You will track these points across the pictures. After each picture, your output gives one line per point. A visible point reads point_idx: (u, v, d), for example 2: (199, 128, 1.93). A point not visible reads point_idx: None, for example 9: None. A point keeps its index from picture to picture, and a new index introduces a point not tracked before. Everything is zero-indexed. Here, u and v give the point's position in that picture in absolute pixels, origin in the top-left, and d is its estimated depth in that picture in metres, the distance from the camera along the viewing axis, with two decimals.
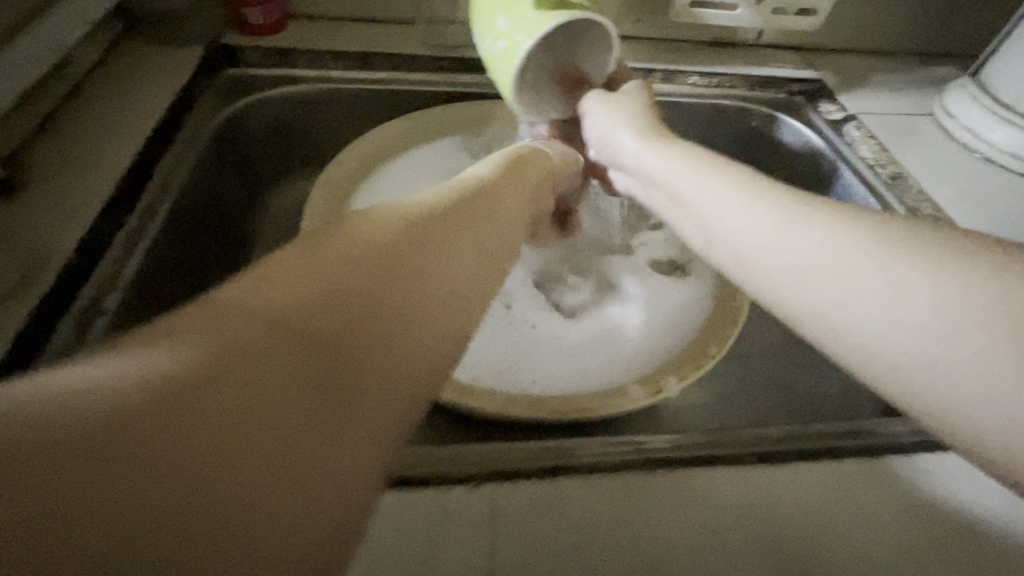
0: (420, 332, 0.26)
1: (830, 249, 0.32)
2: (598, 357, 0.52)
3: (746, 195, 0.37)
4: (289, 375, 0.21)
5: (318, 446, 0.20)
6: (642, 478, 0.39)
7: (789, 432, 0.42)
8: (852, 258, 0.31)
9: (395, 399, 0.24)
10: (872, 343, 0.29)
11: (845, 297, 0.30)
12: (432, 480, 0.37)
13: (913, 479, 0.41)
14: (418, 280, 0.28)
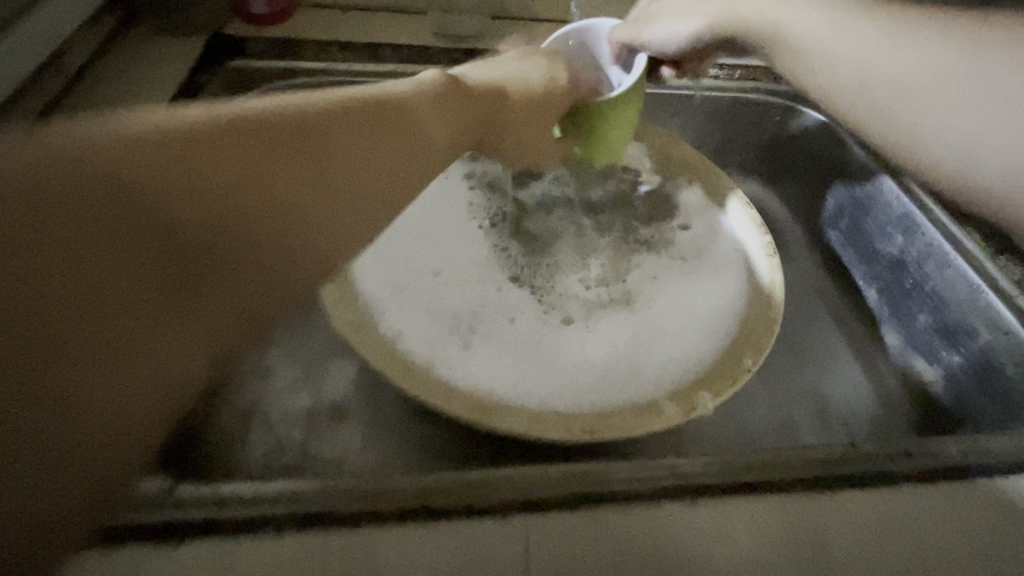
0: (318, 227, 0.28)
1: (954, 51, 0.31)
2: (623, 366, 0.48)
3: (846, 18, 0.36)
4: (105, 258, 0.22)
5: (144, 334, 0.23)
6: (681, 506, 0.36)
7: (834, 454, 0.40)
8: (975, 57, 0.30)
9: (285, 282, 0.27)
10: (939, 120, 0.32)
11: (976, 98, 0.30)
12: (458, 512, 0.35)
13: (970, 507, 0.38)
14: (324, 179, 0.29)
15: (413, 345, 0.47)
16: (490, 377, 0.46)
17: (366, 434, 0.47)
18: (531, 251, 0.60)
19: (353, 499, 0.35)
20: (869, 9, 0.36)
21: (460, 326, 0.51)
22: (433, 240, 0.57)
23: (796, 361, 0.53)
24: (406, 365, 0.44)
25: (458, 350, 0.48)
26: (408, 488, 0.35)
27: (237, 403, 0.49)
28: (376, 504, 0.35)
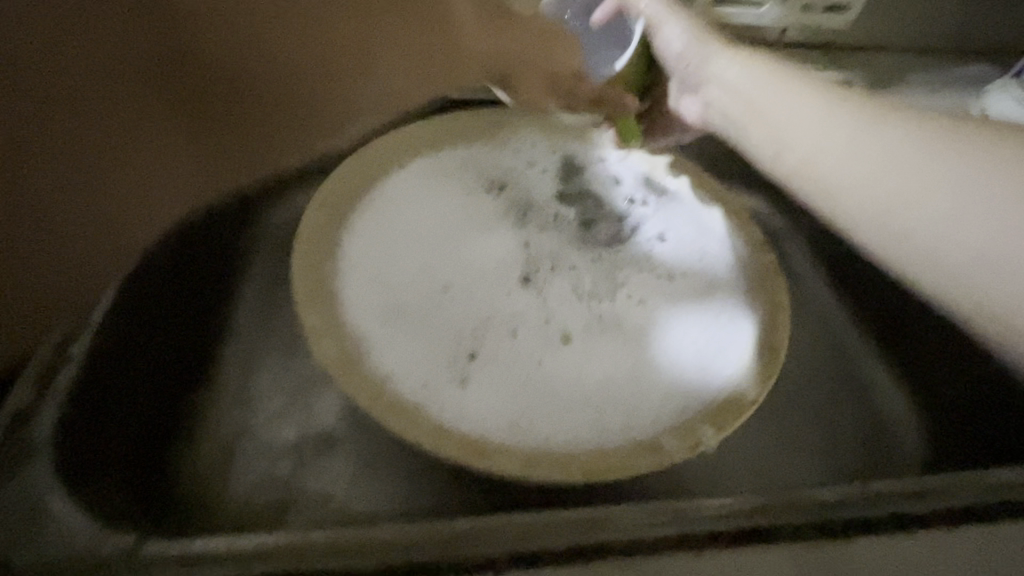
0: (274, 147, 0.34)
1: (900, 146, 0.37)
2: (623, 402, 0.46)
3: (833, 103, 0.40)
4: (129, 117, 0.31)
5: (142, 147, 0.32)
6: (688, 558, 0.34)
7: (849, 494, 0.37)
8: (908, 155, 0.37)
9: (247, 158, 0.35)
10: (928, 235, 0.36)
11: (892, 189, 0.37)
12: (448, 564, 0.33)
13: (995, 555, 0.36)
14: (267, 113, 0.33)
15: (405, 387, 0.44)
16: (486, 411, 0.44)
17: (355, 468, 0.45)
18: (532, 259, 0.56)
19: (334, 554, 0.33)
20: (838, 93, 0.41)
21: (457, 357, 0.48)
22: (441, 256, 0.54)
23: (809, 385, 0.50)
24: (393, 406, 0.42)
25: (455, 385, 0.45)
26: (394, 540, 0.33)
27: (220, 435, 0.46)
28: (361, 562, 0.33)
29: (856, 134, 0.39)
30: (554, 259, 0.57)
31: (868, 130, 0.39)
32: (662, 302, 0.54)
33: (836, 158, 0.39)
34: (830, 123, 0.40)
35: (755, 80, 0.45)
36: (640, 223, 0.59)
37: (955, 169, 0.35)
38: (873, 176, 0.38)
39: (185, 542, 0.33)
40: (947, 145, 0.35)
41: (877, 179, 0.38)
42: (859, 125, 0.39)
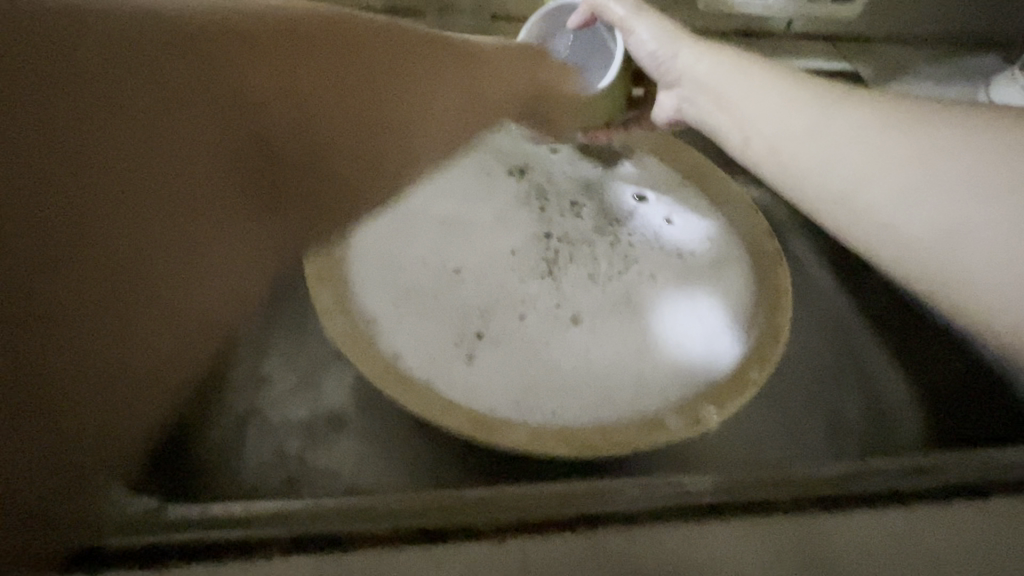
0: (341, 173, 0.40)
1: (833, 128, 0.43)
2: (627, 379, 0.47)
3: (791, 96, 0.46)
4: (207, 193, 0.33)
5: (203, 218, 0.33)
6: (689, 530, 0.35)
7: (845, 471, 0.39)
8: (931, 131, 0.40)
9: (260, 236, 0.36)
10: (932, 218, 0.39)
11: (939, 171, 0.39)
12: (455, 531, 0.34)
13: (991, 526, 0.37)
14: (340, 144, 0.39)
15: (413, 363, 0.45)
16: (493, 393, 0.45)
17: (365, 444, 0.46)
18: (542, 243, 0.57)
19: (348, 517, 0.34)
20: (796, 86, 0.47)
21: (465, 336, 0.49)
22: (451, 238, 0.55)
23: (811, 368, 0.51)
24: (401, 378, 0.42)
25: (462, 364, 0.47)
26: (405, 506, 0.35)
27: (233, 412, 0.48)
28: (372, 525, 0.34)
29: (815, 123, 0.45)
30: (563, 244, 0.57)
31: (833, 112, 0.44)
32: (664, 282, 0.54)
33: (797, 143, 0.45)
34: (798, 121, 0.45)
35: (729, 79, 0.50)
36: (644, 214, 0.60)
37: (926, 146, 0.40)
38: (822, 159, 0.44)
39: (205, 506, 0.34)
40: (909, 133, 0.40)
41: (838, 157, 0.43)
42: (822, 108, 0.45)
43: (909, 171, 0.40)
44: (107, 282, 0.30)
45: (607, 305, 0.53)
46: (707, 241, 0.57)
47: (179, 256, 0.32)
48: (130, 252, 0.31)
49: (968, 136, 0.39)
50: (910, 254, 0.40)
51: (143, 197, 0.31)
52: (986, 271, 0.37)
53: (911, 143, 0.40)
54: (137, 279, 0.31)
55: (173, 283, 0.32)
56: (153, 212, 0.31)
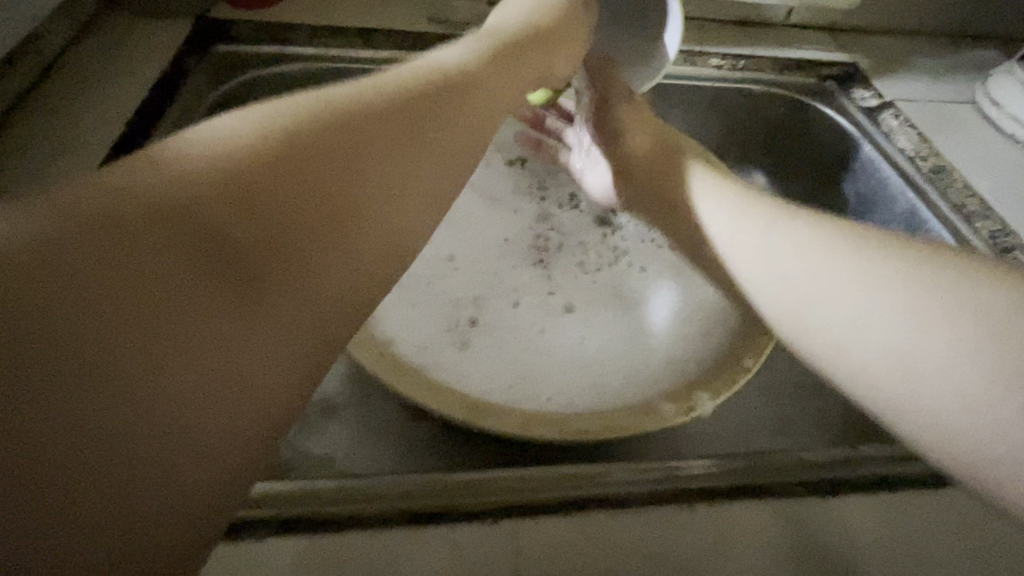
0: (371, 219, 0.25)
1: (735, 234, 0.38)
2: (619, 368, 0.47)
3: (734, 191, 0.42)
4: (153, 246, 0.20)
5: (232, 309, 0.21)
6: (677, 513, 0.35)
7: (836, 458, 0.38)
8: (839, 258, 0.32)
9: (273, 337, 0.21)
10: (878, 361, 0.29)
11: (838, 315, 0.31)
12: (446, 513, 0.34)
13: (972, 510, 0.38)
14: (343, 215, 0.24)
15: (407, 348, 0.45)
16: (488, 378, 0.45)
17: (356, 431, 0.46)
18: (535, 233, 0.57)
19: (339, 499, 0.34)
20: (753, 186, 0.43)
21: (457, 323, 0.49)
22: (449, 224, 0.55)
23: (804, 360, 0.51)
24: (395, 362, 0.42)
25: (456, 350, 0.47)
26: (395, 489, 0.34)
27: None
28: (361, 506, 0.34)
29: (767, 236, 0.36)
30: (557, 235, 0.57)
31: (778, 231, 0.36)
32: (662, 269, 0.55)
33: (755, 260, 0.36)
34: (826, 271, 0.32)
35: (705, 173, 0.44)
36: None
37: (850, 295, 0.31)
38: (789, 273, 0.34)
39: None
40: (863, 278, 0.31)
41: (792, 280, 0.34)
42: (772, 230, 0.36)
43: (856, 304, 0.30)
44: (98, 415, 0.18)
45: (604, 292, 0.53)
46: None
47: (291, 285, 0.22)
48: (126, 323, 0.18)
49: (946, 291, 0.29)
50: (880, 391, 0.29)
51: (143, 272, 0.19)
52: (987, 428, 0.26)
53: (857, 296, 0.31)
54: (287, 293, 0.22)
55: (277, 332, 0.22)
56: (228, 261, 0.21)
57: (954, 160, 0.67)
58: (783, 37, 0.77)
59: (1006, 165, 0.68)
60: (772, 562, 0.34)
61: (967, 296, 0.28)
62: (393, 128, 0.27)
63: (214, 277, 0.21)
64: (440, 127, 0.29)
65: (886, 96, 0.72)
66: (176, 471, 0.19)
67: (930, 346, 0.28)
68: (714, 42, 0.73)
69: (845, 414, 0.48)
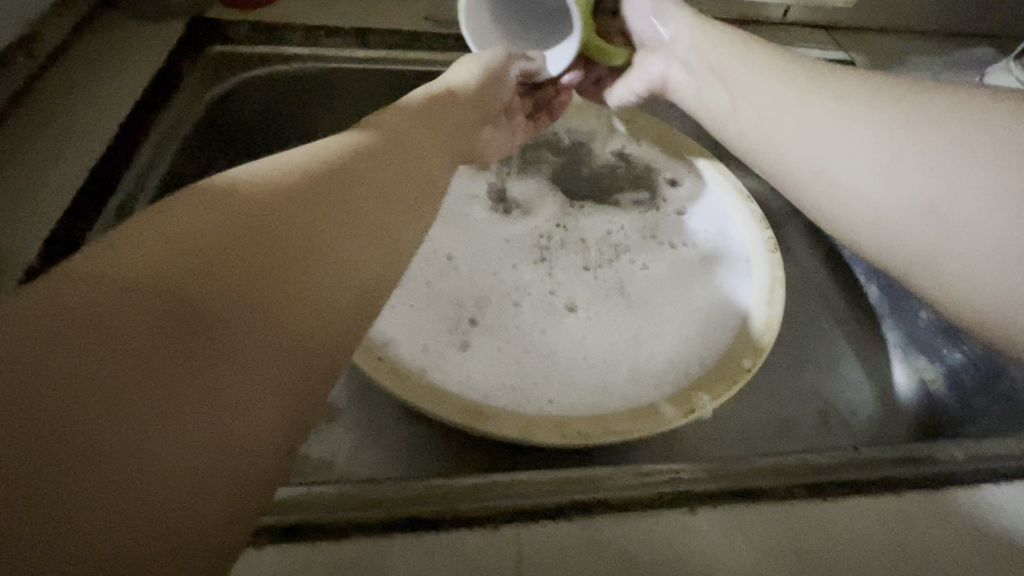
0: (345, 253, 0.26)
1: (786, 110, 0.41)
2: (623, 367, 0.47)
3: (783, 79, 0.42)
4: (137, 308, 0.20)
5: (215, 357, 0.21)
6: (681, 516, 0.35)
7: (837, 460, 0.38)
8: (892, 133, 0.36)
9: (263, 375, 0.21)
10: (953, 243, 0.34)
11: (886, 186, 0.36)
12: (448, 519, 0.34)
13: (974, 510, 0.38)
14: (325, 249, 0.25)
15: (406, 351, 0.45)
16: (487, 380, 0.45)
17: (357, 436, 0.46)
18: (537, 232, 0.57)
19: (340, 506, 0.34)
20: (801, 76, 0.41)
21: (458, 325, 0.48)
22: (448, 226, 0.55)
23: (803, 359, 0.51)
24: (394, 365, 0.42)
25: (456, 353, 0.46)
26: (397, 495, 0.34)
27: None
28: (362, 512, 0.34)
29: (820, 116, 0.39)
30: (556, 236, 0.57)
31: (851, 118, 0.37)
32: (662, 269, 0.54)
33: (802, 133, 0.39)
34: (877, 148, 0.36)
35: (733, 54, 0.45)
36: (642, 199, 0.60)
37: (905, 147, 0.35)
38: (828, 146, 0.38)
39: None
40: (912, 126, 0.35)
41: (846, 153, 0.37)
42: (826, 91, 0.39)
43: (897, 149, 0.35)
44: (72, 470, 0.17)
45: (604, 293, 0.52)
46: (703, 228, 0.57)
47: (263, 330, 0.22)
48: (107, 401, 0.18)
49: (990, 154, 0.33)
50: (918, 244, 0.35)
51: (119, 342, 0.19)
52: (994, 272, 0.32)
53: (887, 129, 0.36)
54: (263, 335, 0.22)
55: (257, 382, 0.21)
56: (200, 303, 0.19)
57: None
58: (781, 36, 0.77)
59: None
60: (777, 562, 0.34)
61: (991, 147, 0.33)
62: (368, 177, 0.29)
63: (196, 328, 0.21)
64: (384, 177, 0.30)
65: (884, 95, 0.72)
66: (169, 536, 0.18)
67: (971, 198, 0.33)
68: None
69: (844, 412, 0.48)
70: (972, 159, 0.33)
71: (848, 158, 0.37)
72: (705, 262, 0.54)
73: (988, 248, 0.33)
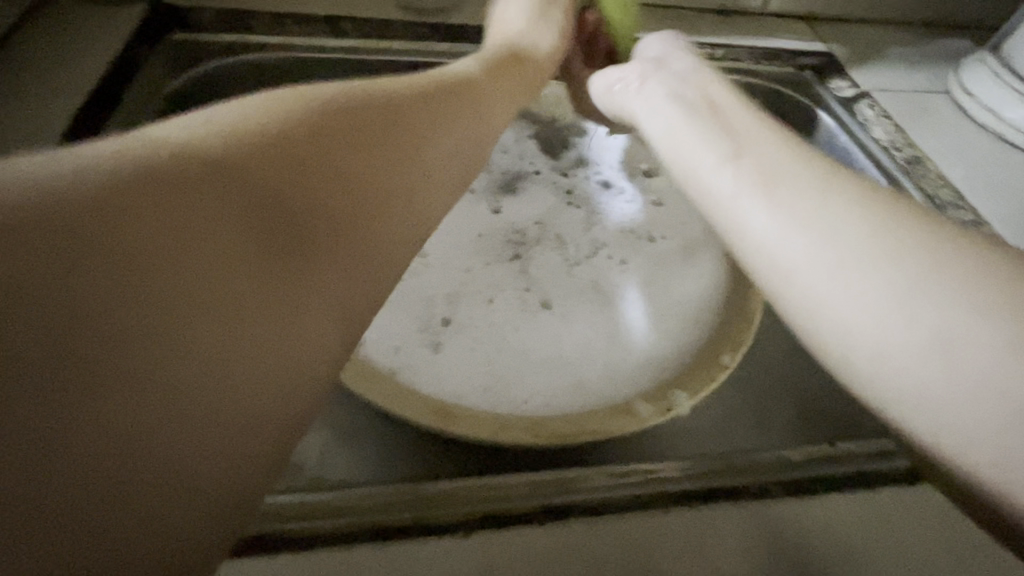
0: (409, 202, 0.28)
1: (782, 190, 0.31)
2: (601, 364, 0.46)
3: (801, 166, 0.32)
4: (251, 233, 0.22)
5: (267, 303, 0.22)
6: (656, 519, 0.34)
7: (811, 456, 0.38)
8: (872, 241, 0.28)
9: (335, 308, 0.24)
10: (917, 380, 0.25)
11: (867, 323, 0.26)
12: (415, 526, 0.33)
13: (947, 503, 0.38)
14: (399, 174, 0.28)
15: (376, 352, 0.44)
16: (461, 380, 0.44)
17: (328, 437, 0.44)
18: (512, 228, 0.55)
19: (303, 516, 0.32)
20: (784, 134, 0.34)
21: (430, 323, 0.47)
22: None
23: (781, 354, 0.51)
24: (362, 368, 0.40)
25: (427, 351, 0.45)
26: (363, 504, 0.33)
27: None
28: (322, 522, 0.32)
29: (823, 213, 0.29)
30: (534, 229, 0.56)
31: (888, 228, 0.28)
32: (640, 262, 0.53)
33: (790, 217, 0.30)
34: (880, 261, 0.27)
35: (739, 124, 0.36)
36: (622, 192, 0.58)
37: (889, 276, 0.26)
38: (884, 279, 0.27)
39: None
40: (957, 285, 0.25)
41: (886, 302, 0.26)
42: (815, 183, 0.31)
43: (881, 288, 0.26)
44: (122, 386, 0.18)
45: (582, 289, 0.51)
46: (682, 221, 0.56)
47: (269, 291, 0.22)
48: (173, 317, 0.19)
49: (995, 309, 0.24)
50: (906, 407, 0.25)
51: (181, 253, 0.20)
52: (970, 406, 0.24)
53: (889, 231, 0.28)
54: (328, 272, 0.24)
55: (293, 322, 0.22)
56: (308, 271, 0.23)
57: (928, 151, 0.67)
58: (761, 26, 0.76)
59: (979, 155, 0.68)
60: (753, 562, 0.34)
61: (992, 276, 0.25)
62: (430, 133, 0.30)
63: (258, 252, 0.22)
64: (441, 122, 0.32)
65: (862, 86, 0.72)
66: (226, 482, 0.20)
67: (973, 355, 0.24)
68: (691, 31, 0.72)
69: (822, 405, 0.48)
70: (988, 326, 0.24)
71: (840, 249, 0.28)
72: (682, 255, 0.54)
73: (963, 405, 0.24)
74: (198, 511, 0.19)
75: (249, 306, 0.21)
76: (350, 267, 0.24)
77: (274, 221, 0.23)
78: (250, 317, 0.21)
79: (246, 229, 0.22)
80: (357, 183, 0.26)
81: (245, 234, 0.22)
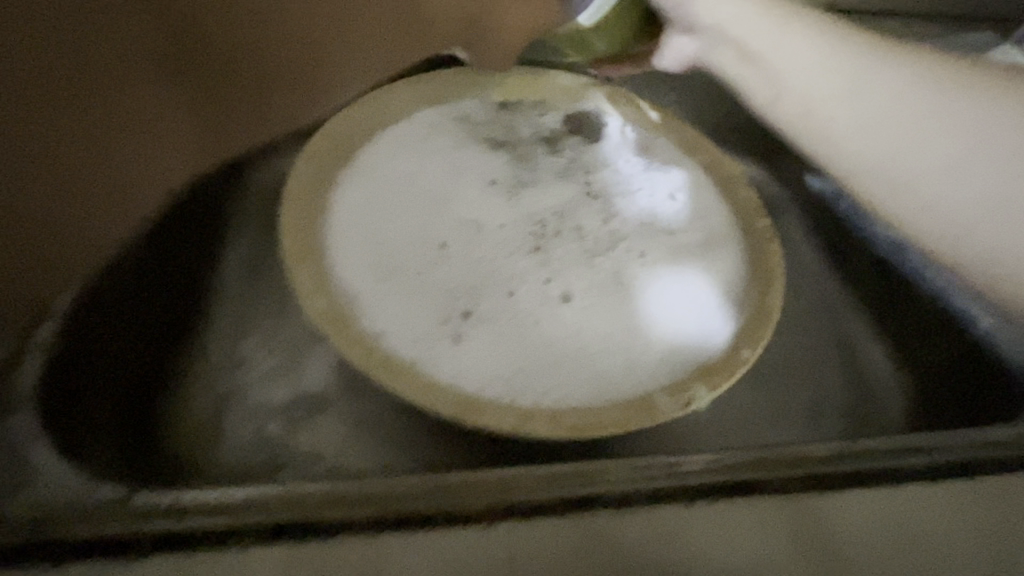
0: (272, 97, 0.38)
1: (911, 89, 0.40)
2: (621, 357, 0.46)
3: (890, 76, 0.40)
4: (57, 120, 0.31)
5: (61, 170, 0.32)
6: (681, 511, 0.35)
7: (834, 451, 0.38)
8: (934, 114, 0.39)
9: (140, 164, 0.35)
10: (954, 209, 0.38)
11: (926, 183, 0.39)
12: (440, 515, 0.33)
13: (974, 500, 0.37)
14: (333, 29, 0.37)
15: (397, 342, 0.44)
16: (484, 372, 0.44)
17: (347, 426, 0.45)
18: (531, 220, 0.55)
19: (328, 503, 0.33)
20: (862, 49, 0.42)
21: (450, 314, 0.47)
22: (442, 208, 0.54)
23: (801, 349, 0.51)
24: (383, 359, 0.41)
25: (449, 342, 0.45)
26: (389, 492, 0.34)
27: (209, 394, 0.47)
28: (348, 510, 0.33)
29: (882, 103, 0.40)
30: (554, 220, 0.56)
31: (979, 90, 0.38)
32: (661, 256, 0.53)
33: (849, 122, 0.42)
34: (936, 119, 0.39)
35: (785, 27, 0.44)
36: (642, 186, 0.58)
37: (934, 129, 0.39)
38: (899, 135, 0.40)
39: (176, 494, 0.33)
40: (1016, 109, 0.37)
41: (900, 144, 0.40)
42: (855, 81, 0.41)
43: (954, 145, 0.38)
44: None
45: (604, 283, 0.51)
46: (704, 215, 0.55)
47: (86, 164, 0.32)
48: (9, 175, 0.31)
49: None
50: (954, 230, 0.39)
51: (46, 109, 0.31)
52: (981, 227, 0.38)
53: (960, 108, 0.38)
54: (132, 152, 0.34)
55: (95, 169, 0.33)
56: (101, 155, 0.33)
57: None
58: None
59: None
60: (776, 553, 0.34)
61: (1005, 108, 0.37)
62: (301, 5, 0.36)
63: (72, 103, 0.31)
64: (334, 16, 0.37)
65: None
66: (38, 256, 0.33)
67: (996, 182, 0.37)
68: None
69: (836, 399, 0.48)
70: (985, 132, 0.38)
71: (915, 130, 0.39)
72: (703, 248, 0.53)
73: (984, 212, 0.38)
74: (31, 285, 0.33)
75: (49, 180, 0.32)
76: (141, 155, 0.35)
77: (81, 119, 0.32)
78: (29, 183, 0.31)
79: (57, 107, 0.31)
80: (125, 96, 0.33)
81: (141, 128, 0.34)
